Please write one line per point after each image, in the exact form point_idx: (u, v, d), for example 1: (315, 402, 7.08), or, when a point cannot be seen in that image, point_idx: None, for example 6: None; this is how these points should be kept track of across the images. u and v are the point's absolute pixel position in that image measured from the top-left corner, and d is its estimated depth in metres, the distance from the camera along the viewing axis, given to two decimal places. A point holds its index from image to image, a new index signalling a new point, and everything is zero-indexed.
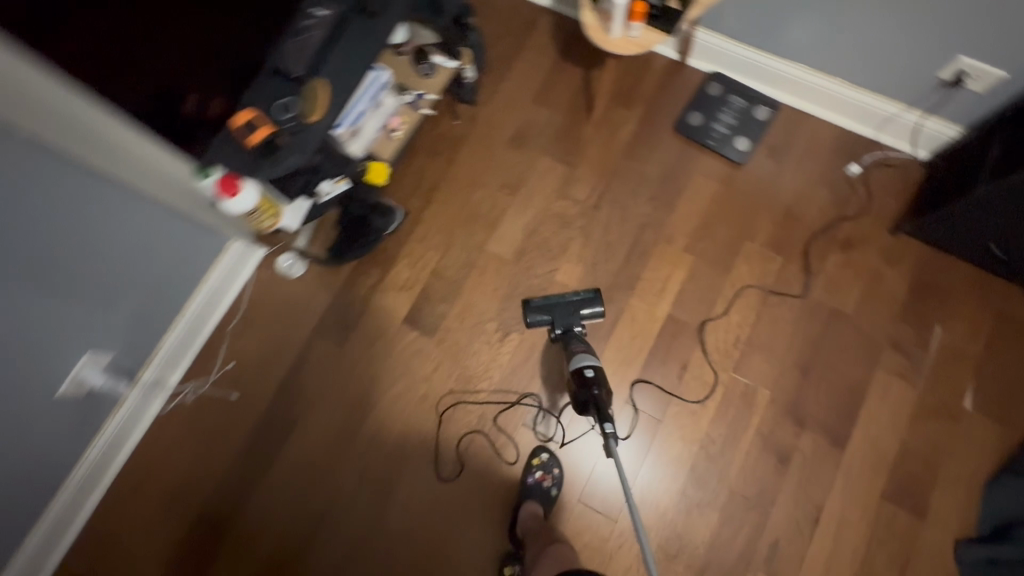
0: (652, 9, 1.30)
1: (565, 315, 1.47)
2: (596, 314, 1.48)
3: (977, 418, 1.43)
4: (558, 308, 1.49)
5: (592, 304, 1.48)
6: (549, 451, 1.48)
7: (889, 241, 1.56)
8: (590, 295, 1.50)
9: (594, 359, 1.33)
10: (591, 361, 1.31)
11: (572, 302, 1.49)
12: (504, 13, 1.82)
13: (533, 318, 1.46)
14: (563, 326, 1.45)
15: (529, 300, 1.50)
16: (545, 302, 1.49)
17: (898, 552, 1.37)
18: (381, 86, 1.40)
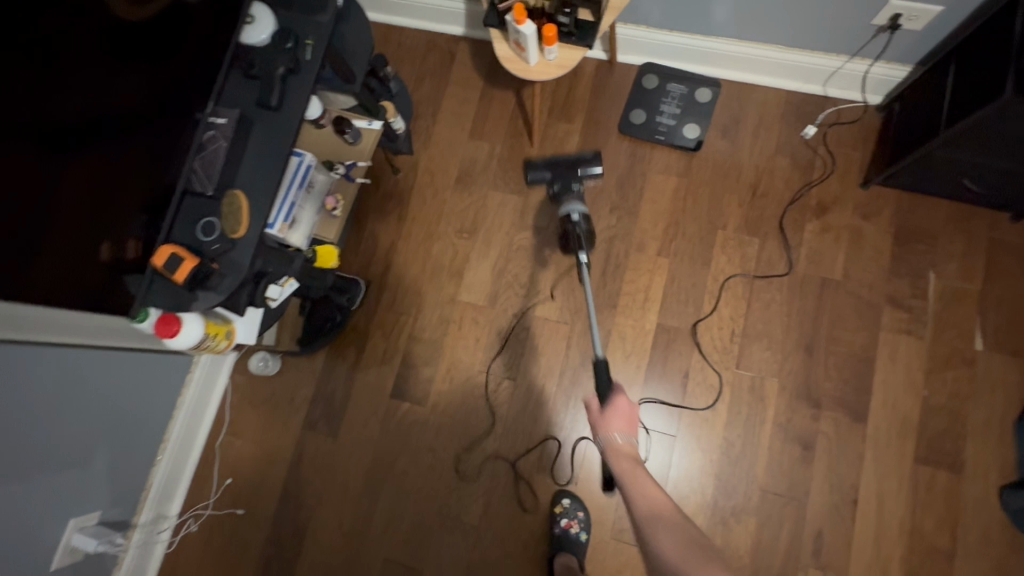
0: (562, 27, 1.23)
1: (567, 176, 1.44)
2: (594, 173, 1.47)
3: (994, 357, 1.37)
4: (563, 166, 1.47)
5: (590, 164, 1.47)
6: (570, 495, 1.42)
7: (863, 196, 1.50)
8: (592, 157, 1.49)
9: (583, 206, 1.32)
10: (578, 207, 1.31)
11: (574, 163, 1.48)
12: (421, 52, 1.75)
13: (534, 174, 1.45)
14: (563, 181, 1.42)
15: (530, 160, 1.47)
16: (546, 164, 1.46)
17: (946, 515, 1.31)
18: (308, 170, 1.31)
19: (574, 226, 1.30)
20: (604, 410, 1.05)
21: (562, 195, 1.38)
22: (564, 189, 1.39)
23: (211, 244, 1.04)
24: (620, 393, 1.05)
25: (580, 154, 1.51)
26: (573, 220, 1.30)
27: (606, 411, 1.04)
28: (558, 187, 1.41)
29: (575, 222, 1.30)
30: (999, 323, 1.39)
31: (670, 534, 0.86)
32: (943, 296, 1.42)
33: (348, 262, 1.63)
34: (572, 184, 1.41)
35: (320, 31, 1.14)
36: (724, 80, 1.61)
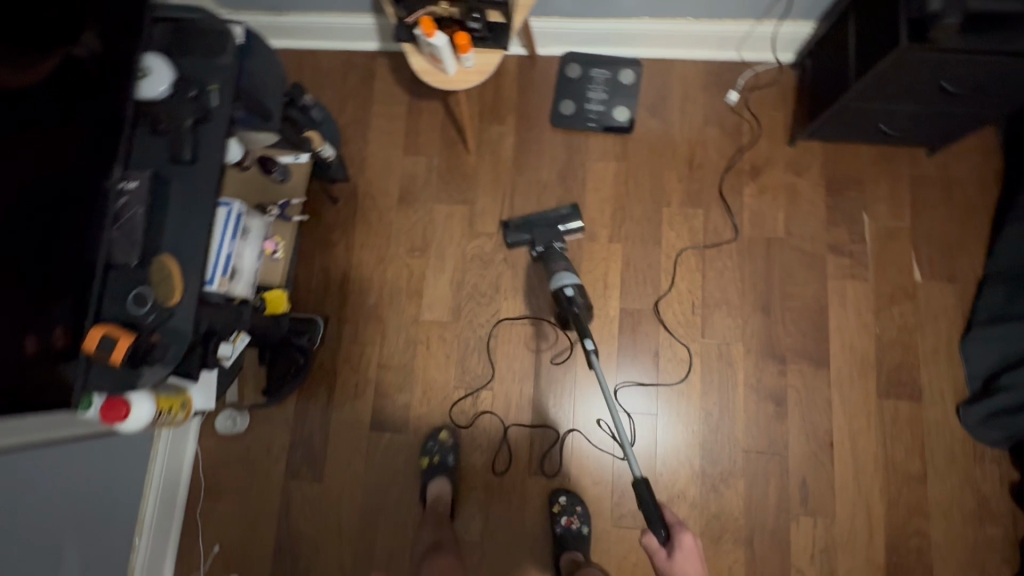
0: (474, 32, 1.20)
1: (545, 233, 1.49)
2: (575, 228, 1.51)
3: (932, 286, 1.45)
4: (539, 225, 1.51)
5: (568, 219, 1.51)
6: (566, 491, 1.42)
7: (791, 152, 1.55)
8: (571, 210, 1.52)
9: (576, 278, 1.30)
10: (569, 279, 1.29)
11: (551, 218, 1.52)
12: (338, 73, 1.69)
13: (513, 237, 1.51)
14: (542, 239, 1.48)
15: (506, 223, 1.54)
16: (524, 222, 1.52)
17: (913, 441, 1.39)
18: (239, 219, 1.24)
19: (570, 301, 1.26)
20: (672, 558, 1.12)
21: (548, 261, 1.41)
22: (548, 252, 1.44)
23: (145, 315, 0.98)
24: (682, 530, 1.14)
25: (556, 208, 1.54)
26: (568, 295, 1.26)
27: (676, 556, 1.12)
28: (540, 247, 1.47)
29: (571, 297, 1.26)
30: (932, 253, 1.47)
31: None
32: (879, 236, 1.49)
33: (301, 302, 1.58)
34: (553, 244, 1.46)
35: (223, 74, 1.08)
36: (644, 59, 1.62)
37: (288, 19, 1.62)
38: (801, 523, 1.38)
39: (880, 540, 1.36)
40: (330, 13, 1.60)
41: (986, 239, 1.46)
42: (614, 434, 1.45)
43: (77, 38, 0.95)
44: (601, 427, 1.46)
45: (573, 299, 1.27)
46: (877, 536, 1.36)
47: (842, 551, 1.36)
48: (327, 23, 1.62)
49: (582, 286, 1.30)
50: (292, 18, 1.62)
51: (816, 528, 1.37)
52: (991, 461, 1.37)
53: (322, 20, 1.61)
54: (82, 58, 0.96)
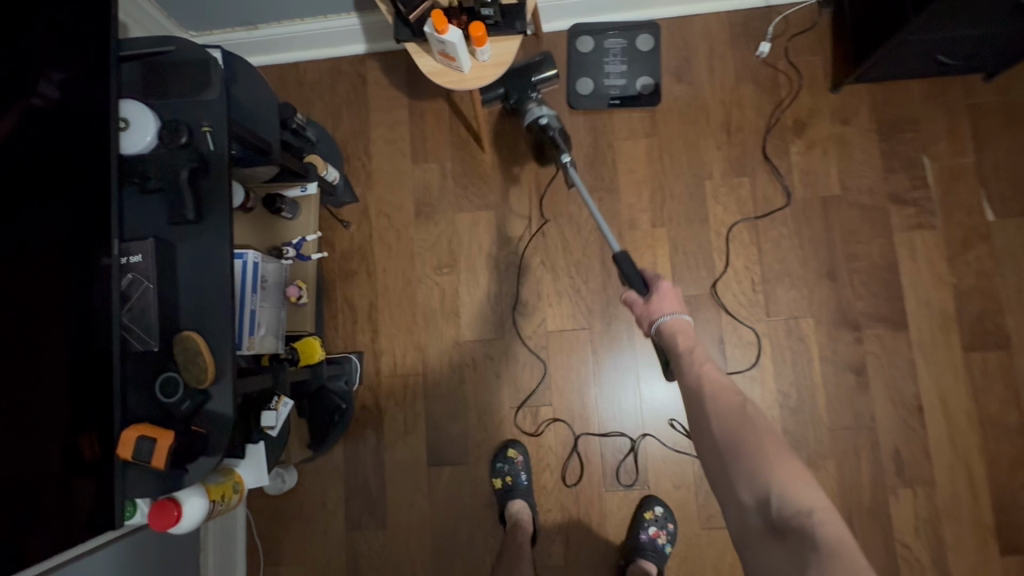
0: (486, 20, 1.05)
1: (518, 83, 1.35)
2: (553, 75, 1.38)
3: (1006, 224, 1.34)
4: (510, 77, 1.35)
5: (543, 66, 1.37)
6: (662, 503, 1.33)
7: (836, 100, 1.42)
8: (543, 56, 1.37)
9: (551, 110, 1.26)
10: (544, 111, 1.25)
11: (523, 70, 1.36)
12: (327, 84, 1.53)
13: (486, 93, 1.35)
14: (516, 88, 1.34)
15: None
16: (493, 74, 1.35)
17: (1007, 393, 1.30)
18: (258, 267, 1.12)
19: (547, 129, 1.24)
20: (650, 304, 1.04)
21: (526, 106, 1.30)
22: (524, 97, 1.31)
23: (180, 405, 0.86)
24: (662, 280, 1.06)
25: (528, 60, 1.38)
26: (543, 125, 1.24)
27: (652, 298, 1.03)
28: (516, 99, 1.33)
29: (549, 124, 1.23)
30: (1003, 189, 1.36)
31: (716, 420, 0.86)
32: (942, 178, 1.37)
33: (331, 340, 1.46)
34: (527, 92, 1.33)
35: (216, 110, 0.92)
36: (661, 20, 1.47)
37: (262, 33, 1.45)
38: (901, 496, 1.30)
39: (987, 503, 1.28)
40: (308, 18, 1.42)
41: None
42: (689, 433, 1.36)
43: (33, 86, 0.79)
44: (675, 427, 1.37)
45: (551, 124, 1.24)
46: (983, 499, 1.28)
47: (947, 520, 1.28)
48: (307, 30, 1.45)
49: (557, 117, 1.27)
50: (266, 30, 1.44)
51: (916, 499, 1.29)
52: None
53: (300, 28, 1.44)
54: (43, 108, 0.80)
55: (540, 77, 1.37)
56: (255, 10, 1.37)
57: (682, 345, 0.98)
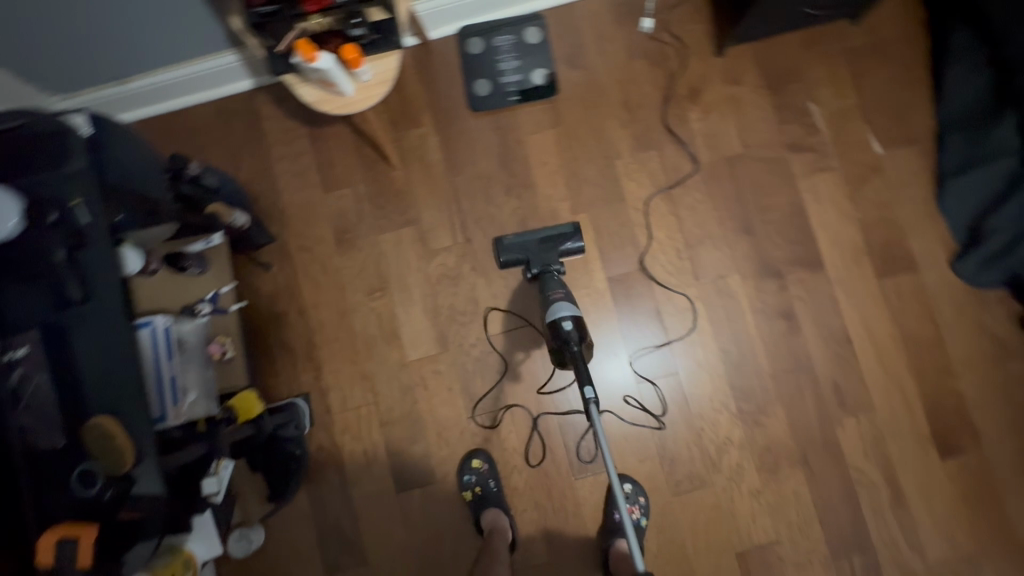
0: (361, 40, 1.03)
1: (543, 254, 1.32)
2: (579, 249, 1.33)
3: (894, 153, 1.43)
4: (536, 244, 1.34)
5: (571, 239, 1.34)
6: (631, 480, 1.36)
7: (723, 62, 1.47)
8: (573, 228, 1.35)
9: (577, 314, 1.11)
10: (568, 311, 1.11)
11: (552, 238, 1.34)
12: (220, 126, 1.48)
13: (507, 257, 1.32)
14: (539, 259, 1.31)
15: (501, 239, 1.35)
16: (519, 241, 1.34)
17: (922, 309, 1.39)
18: (168, 333, 1.10)
19: (567, 338, 1.07)
20: None
21: (546, 286, 1.22)
22: (545, 270, 1.28)
23: (102, 496, 0.81)
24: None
25: (558, 226, 1.36)
26: (564, 331, 1.08)
27: None
28: (537, 269, 1.29)
29: (569, 334, 1.07)
30: (885, 121, 1.44)
31: None
32: (831, 120, 1.45)
33: (274, 389, 1.41)
34: (552, 264, 1.29)
35: (88, 181, 0.88)
36: (545, 10, 1.48)
37: (138, 84, 1.38)
38: (846, 424, 1.37)
39: (922, 414, 1.37)
40: (184, 61, 1.36)
41: (930, 91, 1.44)
42: (643, 407, 1.39)
43: None
44: (630, 403, 1.39)
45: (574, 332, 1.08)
46: (918, 411, 1.37)
47: (891, 438, 1.36)
48: (186, 74, 1.39)
49: (582, 323, 1.12)
50: (142, 81, 1.37)
51: (860, 424, 1.37)
52: (997, 304, 1.38)
53: (178, 73, 1.38)
54: None
55: (568, 246, 1.33)
56: (123, 61, 1.31)
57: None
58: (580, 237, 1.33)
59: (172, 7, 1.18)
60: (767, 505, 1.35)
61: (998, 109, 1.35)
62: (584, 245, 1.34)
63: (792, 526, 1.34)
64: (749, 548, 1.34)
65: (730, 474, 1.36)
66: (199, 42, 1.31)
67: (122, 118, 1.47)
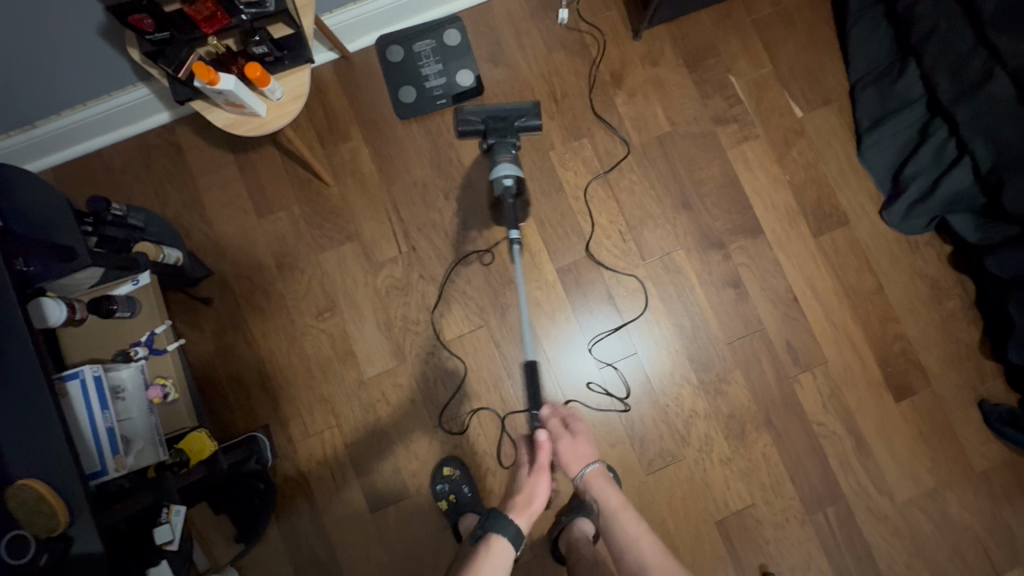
0: (265, 58, 1.01)
1: (500, 127, 1.38)
2: (533, 126, 1.41)
3: (813, 116, 1.48)
4: (493, 118, 1.40)
5: (528, 116, 1.41)
6: (611, 468, 1.36)
7: (641, 46, 1.50)
8: (531, 106, 1.42)
9: (518, 172, 1.26)
10: (510, 171, 1.25)
11: (510, 114, 1.41)
12: (142, 164, 1.43)
13: (467, 126, 1.39)
14: (496, 130, 1.37)
15: (463, 108, 1.41)
16: (479, 111, 1.40)
17: (859, 261, 1.44)
18: (101, 380, 1.03)
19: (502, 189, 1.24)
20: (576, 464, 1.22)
21: (499, 149, 1.32)
22: (499, 140, 1.35)
23: (37, 561, 0.76)
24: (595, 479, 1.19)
25: (518, 103, 1.43)
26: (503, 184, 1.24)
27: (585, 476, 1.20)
28: (492, 139, 1.36)
29: (506, 187, 1.24)
30: (801, 86, 1.49)
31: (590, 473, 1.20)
32: (751, 91, 1.49)
33: (230, 426, 1.36)
34: (508, 136, 1.36)
35: None
36: (460, 12, 1.49)
37: (43, 129, 1.32)
38: (803, 381, 1.41)
39: (872, 361, 1.41)
40: (90, 101, 1.31)
41: (838, 52, 1.50)
42: (607, 392, 1.40)
43: None
44: (594, 389, 1.40)
45: (512, 188, 1.25)
46: (868, 359, 1.41)
47: (847, 388, 1.40)
48: (94, 114, 1.34)
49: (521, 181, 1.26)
50: (47, 126, 1.32)
51: (816, 379, 1.41)
52: (927, 246, 1.44)
53: (85, 113, 1.32)
54: None
55: (523, 123, 1.41)
56: (24, 108, 1.25)
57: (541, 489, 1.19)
58: (533, 116, 1.41)
59: (64, 43, 1.13)
60: (738, 470, 1.37)
61: (901, 62, 1.40)
62: (540, 123, 1.42)
63: (765, 487, 1.37)
64: (726, 515, 1.36)
65: (699, 444, 1.38)
66: (102, 78, 1.26)
67: (32, 167, 1.40)
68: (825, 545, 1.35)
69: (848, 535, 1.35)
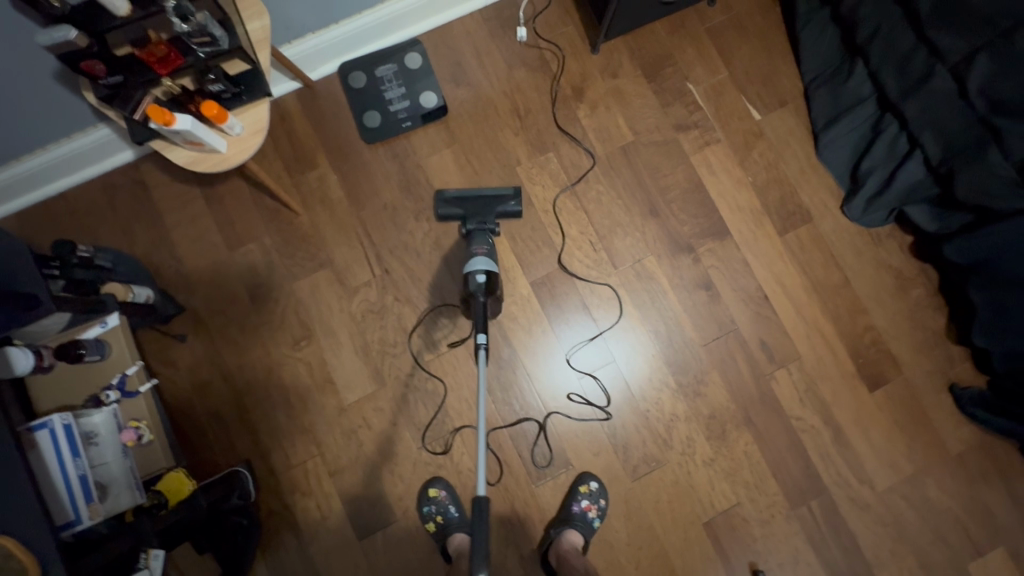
0: (222, 94, 1.02)
1: (478, 212, 1.37)
2: (513, 212, 1.38)
3: (771, 117, 1.52)
4: (474, 200, 1.39)
5: (508, 202, 1.38)
6: (595, 477, 1.37)
7: (600, 59, 1.53)
8: (512, 194, 1.39)
9: (493, 267, 1.13)
10: (484, 266, 1.12)
11: (491, 201, 1.39)
12: (109, 203, 1.42)
13: (445, 210, 1.37)
14: (474, 217, 1.35)
15: (444, 193, 1.40)
16: (460, 197, 1.39)
17: (825, 256, 1.47)
18: (71, 429, 1.02)
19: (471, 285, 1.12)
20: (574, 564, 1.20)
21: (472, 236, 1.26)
22: (477, 226, 1.30)
23: None
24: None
25: (500, 189, 1.41)
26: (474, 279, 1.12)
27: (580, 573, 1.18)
28: (470, 225, 1.32)
29: (477, 285, 1.11)
30: (757, 89, 1.53)
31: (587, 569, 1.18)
32: (709, 96, 1.53)
33: (210, 463, 1.35)
34: (486, 224, 1.32)
35: None
36: (420, 35, 1.51)
37: (4, 176, 1.31)
38: (779, 378, 1.43)
39: (844, 353, 1.44)
40: (50, 145, 1.31)
41: (790, 55, 1.55)
42: (588, 402, 1.41)
43: None
44: (574, 400, 1.40)
45: (485, 285, 1.12)
46: (840, 352, 1.44)
47: (822, 381, 1.43)
48: (55, 157, 1.33)
49: (497, 276, 1.14)
50: (8, 172, 1.31)
51: (792, 374, 1.43)
52: (889, 237, 1.47)
53: (45, 158, 1.32)
54: None
55: (500, 211, 1.38)
56: None
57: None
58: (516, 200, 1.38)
59: (21, 90, 1.13)
60: (722, 470, 1.39)
61: (850, 62, 1.45)
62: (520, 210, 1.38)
63: (749, 485, 1.38)
64: (713, 516, 1.37)
65: (682, 448, 1.39)
66: (62, 122, 1.26)
67: None
68: (811, 538, 1.36)
69: (833, 526, 1.37)
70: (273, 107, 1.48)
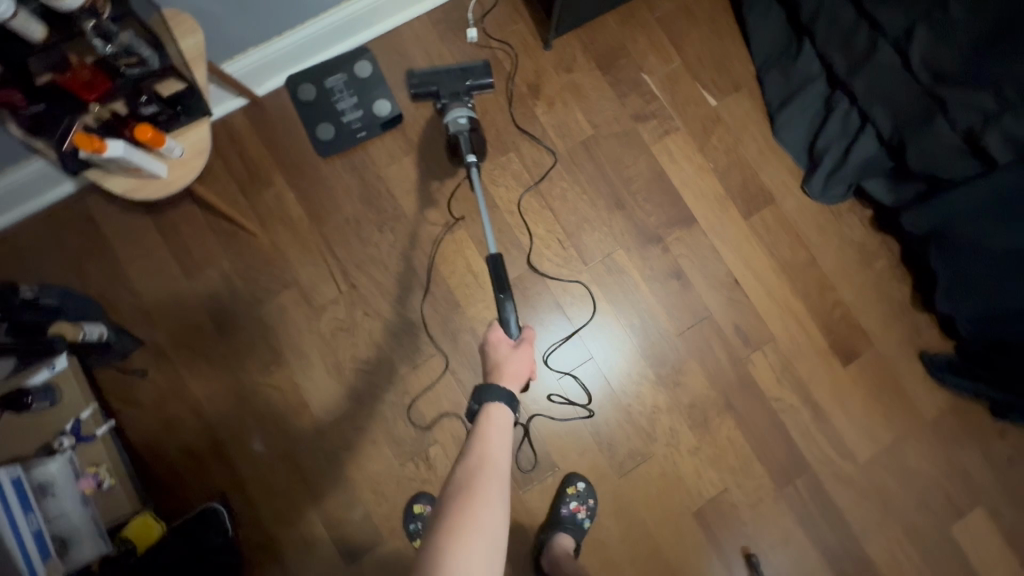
0: (158, 117, 0.98)
1: (452, 83, 1.27)
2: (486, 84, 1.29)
3: (727, 103, 1.53)
4: (447, 74, 1.29)
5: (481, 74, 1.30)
6: (582, 477, 1.36)
7: (554, 55, 1.51)
8: (482, 67, 1.31)
9: (471, 112, 1.18)
10: (464, 113, 1.17)
11: (463, 72, 1.30)
12: (52, 238, 1.35)
13: (417, 87, 1.25)
14: (449, 91, 1.24)
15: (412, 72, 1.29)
16: (431, 72, 1.29)
17: (790, 235, 1.49)
18: (20, 482, 0.98)
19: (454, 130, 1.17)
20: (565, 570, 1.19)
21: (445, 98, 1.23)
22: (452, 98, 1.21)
23: None
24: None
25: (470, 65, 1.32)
26: (455, 121, 1.16)
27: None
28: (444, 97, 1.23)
29: (460, 127, 1.16)
30: (711, 75, 1.54)
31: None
32: (665, 85, 1.53)
33: (184, 500, 1.30)
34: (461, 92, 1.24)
35: None
36: (369, 42, 1.47)
37: None
38: (755, 360, 1.44)
39: (816, 330, 1.45)
40: None
41: (740, 39, 1.56)
42: (569, 401, 1.39)
43: None
44: (555, 401, 1.39)
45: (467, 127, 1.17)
46: (813, 329, 1.45)
47: (797, 360, 1.44)
48: None
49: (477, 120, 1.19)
50: None
51: (768, 355, 1.44)
52: (850, 213, 1.50)
53: None
54: None
55: (475, 82, 1.28)
56: None
57: (525, 364, 1.02)
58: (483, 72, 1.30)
59: None
60: (707, 458, 1.39)
61: (797, 43, 1.47)
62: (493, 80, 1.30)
63: (735, 469, 1.38)
64: (702, 504, 1.37)
65: (666, 439, 1.39)
66: None
67: None
68: (800, 517, 1.37)
69: (819, 503, 1.38)
70: (220, 126, 1.43)
